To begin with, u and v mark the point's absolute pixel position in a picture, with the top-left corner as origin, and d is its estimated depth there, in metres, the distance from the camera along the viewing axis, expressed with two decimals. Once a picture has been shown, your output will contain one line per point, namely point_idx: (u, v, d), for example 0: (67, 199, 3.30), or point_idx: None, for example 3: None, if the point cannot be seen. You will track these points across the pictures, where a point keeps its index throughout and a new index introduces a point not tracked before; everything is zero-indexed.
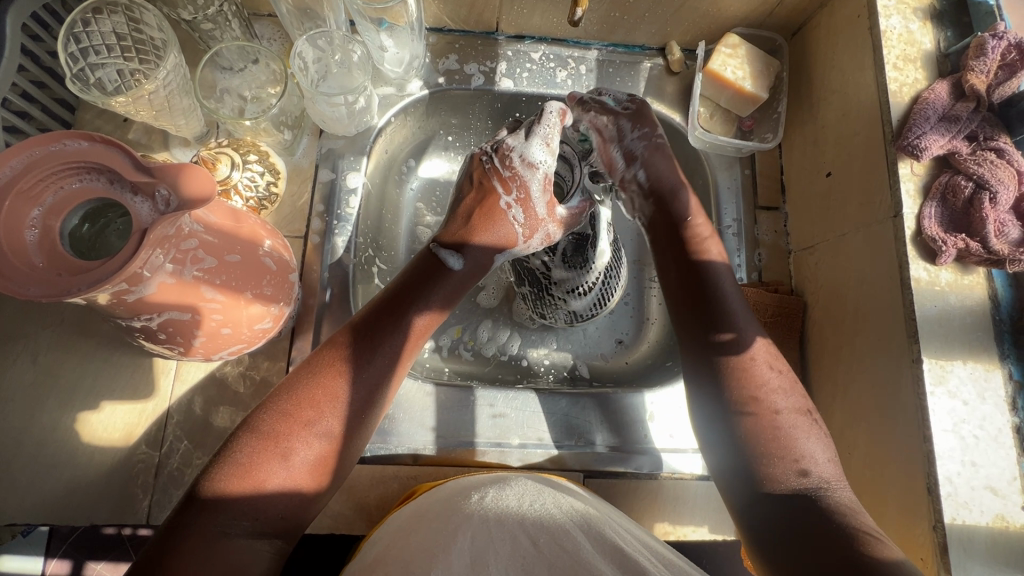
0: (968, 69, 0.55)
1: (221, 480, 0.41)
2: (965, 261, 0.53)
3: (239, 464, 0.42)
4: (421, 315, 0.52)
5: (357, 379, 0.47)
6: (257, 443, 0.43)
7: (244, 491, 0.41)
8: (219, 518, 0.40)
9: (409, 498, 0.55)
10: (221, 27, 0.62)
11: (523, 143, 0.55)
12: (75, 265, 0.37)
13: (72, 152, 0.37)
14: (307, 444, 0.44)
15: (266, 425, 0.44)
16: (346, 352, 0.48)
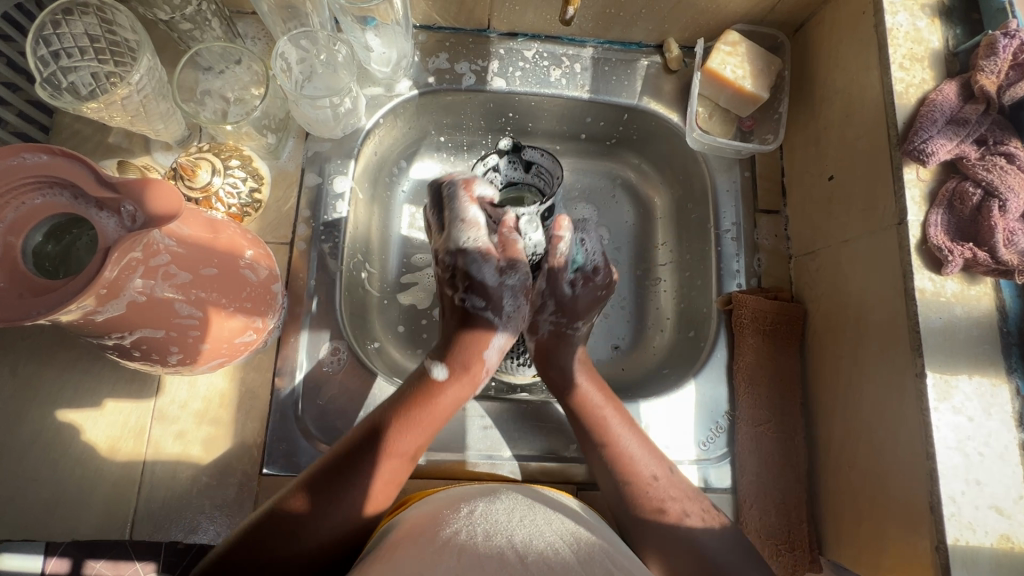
0: (978, 69, 0.52)
1: (287, 506, 0.47)
2: (971, 271, 0.51)
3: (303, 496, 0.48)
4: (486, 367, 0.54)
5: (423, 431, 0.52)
6: (321, 479, 0.48)
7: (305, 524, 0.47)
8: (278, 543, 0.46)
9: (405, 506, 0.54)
10: (201, 27, 0.60)
11: (453, 221, 0.52)
12: (38, 284, 0.35)
13: (31, 166, 0.35)
14: (359, 489, 0.49)
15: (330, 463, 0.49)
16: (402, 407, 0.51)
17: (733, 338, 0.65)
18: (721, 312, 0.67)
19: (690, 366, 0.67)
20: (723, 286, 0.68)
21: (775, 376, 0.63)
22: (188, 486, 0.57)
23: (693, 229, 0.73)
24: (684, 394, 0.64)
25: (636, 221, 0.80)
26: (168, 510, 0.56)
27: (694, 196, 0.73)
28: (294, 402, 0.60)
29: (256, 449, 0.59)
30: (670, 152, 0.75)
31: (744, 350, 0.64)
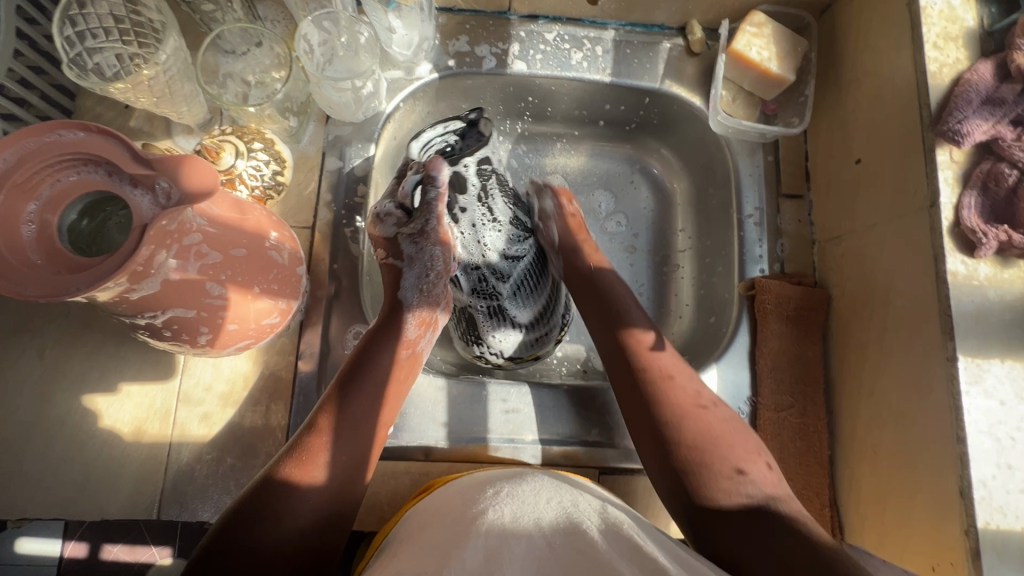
0: (1015, 47, 0.51)
1: (307, 457, 0.46)
2: (1005, 254, 0.50)
3: (314, 445, 0.47)
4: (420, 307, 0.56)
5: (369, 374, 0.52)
6: (325, 438, 0.47)
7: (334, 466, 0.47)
8: (310, 494, 0.45)
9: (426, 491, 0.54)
10: (223, 9, 0.60)
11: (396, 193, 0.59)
12: (75, 262, 0.35)
13: (68, 142, 0.35)
14: (369, 423, 0.50)
15: (331, 412, 0.49)
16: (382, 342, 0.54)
17: (756, 323, 0.65)
18: (743, 297, 0.66)
19: (712, 351, 0.67)
20: (746, 271, 0.67)
21: (798, 362, 0.63)
22: (213, 468, 0.58)
23: (714, 215, 0.73)
24: (706, 380, 0.64)
25: (656, 208, 0.79)
26: (196, 489, 0.57)
27: (716, 180, 0.73)
28: (317, 385, 0.60)
29: (280, 432, 0.59)
30: (692, 137, 0.74)
31: (767, 335, 0.64)
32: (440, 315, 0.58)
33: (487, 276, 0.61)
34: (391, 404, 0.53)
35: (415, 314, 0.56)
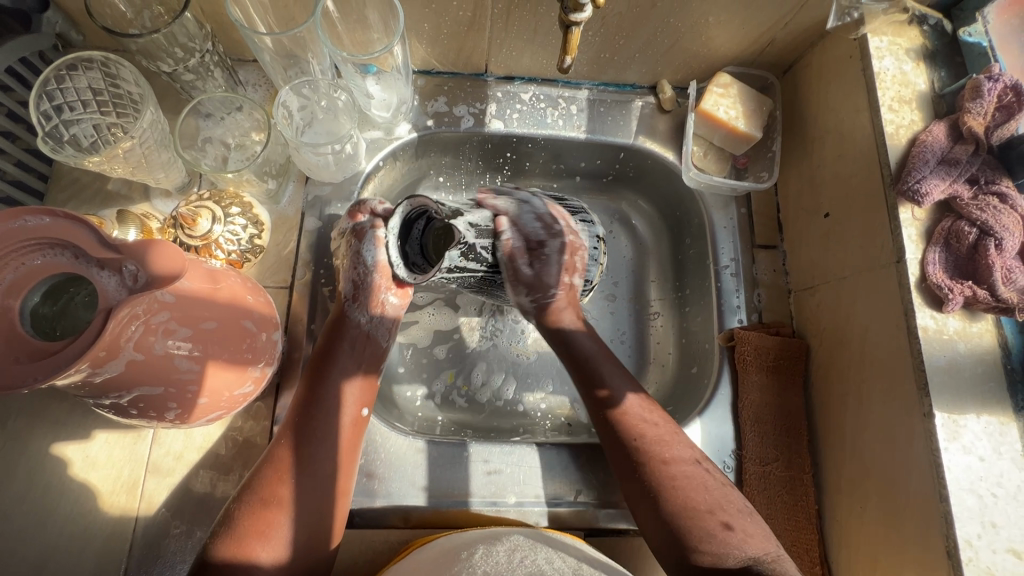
0: (965, 110, 0.54)
1: (247, 527, 0.48)
2: (972, 308, 0.51)
3: (254, 515, 0.49)
4: (350, 381, 0.56)
5: (310, 449, 0.52)
6: (277, 513, 0.49)
7: (275, 531, 0.49)
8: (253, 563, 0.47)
9: (410, 549, 0.53)
10: (204, 78, 0.61)
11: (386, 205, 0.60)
12: (37, 348, 0.34)
13: (33, 227, 0.35)
14: (318, 479, 0.52)
15: (273, 475, 0.51)
16: (320, 393, 0.55)
17: (736, 374, 0.65)
18: (723, 348, 0.66)
19: (696, 404, 0.67)
20: (725, 322, 0.68)
21: (780, 413, 0.63)
22: (183, 542, 0.56)
23: (692, 265, 0.74)
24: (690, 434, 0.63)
25: (635, 256, 0.80)
26: (163, 567, 0.55)
27: (692, 231, 0.74)
28: None
29: None
30: (667, 189, 0.76)
31: (749, 387, 0.63)
32: (389, 301, 0.59)
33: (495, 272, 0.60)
34: (345, 465, 0.54)
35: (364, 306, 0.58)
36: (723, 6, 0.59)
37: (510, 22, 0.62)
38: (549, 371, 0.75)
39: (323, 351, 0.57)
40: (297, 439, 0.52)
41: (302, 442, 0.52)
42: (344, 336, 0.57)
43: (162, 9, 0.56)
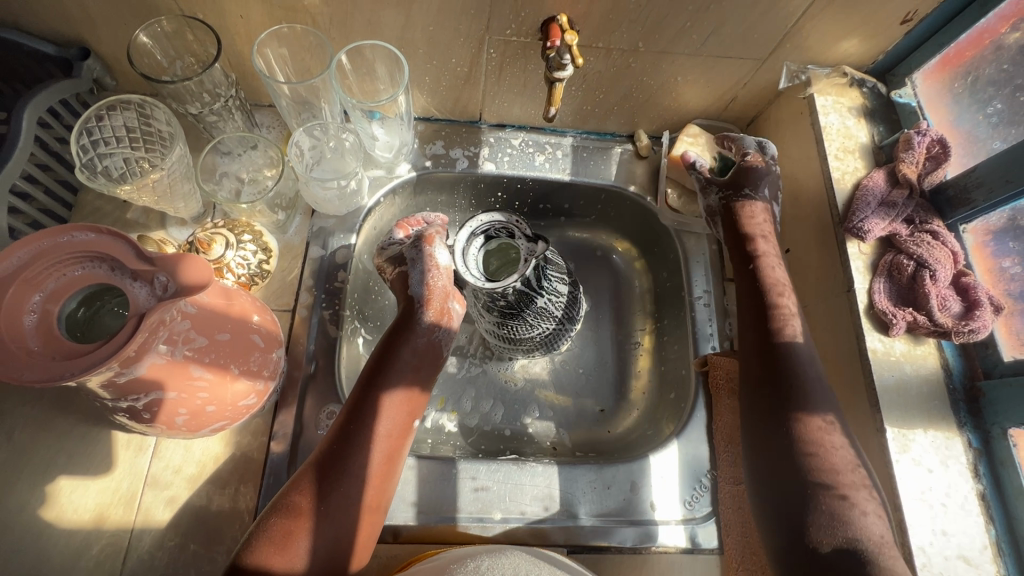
0: (899, 160, 0.61)
1: (282, 535, 0.48)
2: (915, 332, 0.56)
3: (291, 525, 0.49)
4: (391, 393, 0.56)
5: (346, 460, 0.52)
6: (302, 521, 0.49)
7: (308, 546, 0.49)
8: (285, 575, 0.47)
9: (411, 564, 0.55)
10: (225, 119, 0.68)
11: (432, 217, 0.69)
12: (70, 349, 0.38)
13: (78, 242, 0.39)
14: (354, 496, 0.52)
15: (313, 483, 0.51)
16: (374, 408, 0.55)
17: (710, 399, 0.70)
18: (697, 373, 0.71)
19: (674, 426, 0.71)
20: (699, 348, 0.73)
21: None
22: (175, 555, 0.57)
23: (669, 296, 0.80)
24: (667, 455, 0.67)
25: (617, 290, 0.86)
26: None
27: (668, 265, 0.80)
28: (288, 465, 0.61)
29: (248, 514, 0.59)
30: (645, 227, 0.83)
31: (722, 410, 0.68)
32: (454, 308, 0.63)
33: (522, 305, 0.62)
34: (377, 477, 0.53)
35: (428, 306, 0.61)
36: (689, 68, 0.68)
37: (502, 77, 0.70)
38: (536, 397, 0.79)
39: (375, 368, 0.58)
40: (341, 452, 0.53)
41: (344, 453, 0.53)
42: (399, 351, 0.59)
43: (193, 60, 0.64)
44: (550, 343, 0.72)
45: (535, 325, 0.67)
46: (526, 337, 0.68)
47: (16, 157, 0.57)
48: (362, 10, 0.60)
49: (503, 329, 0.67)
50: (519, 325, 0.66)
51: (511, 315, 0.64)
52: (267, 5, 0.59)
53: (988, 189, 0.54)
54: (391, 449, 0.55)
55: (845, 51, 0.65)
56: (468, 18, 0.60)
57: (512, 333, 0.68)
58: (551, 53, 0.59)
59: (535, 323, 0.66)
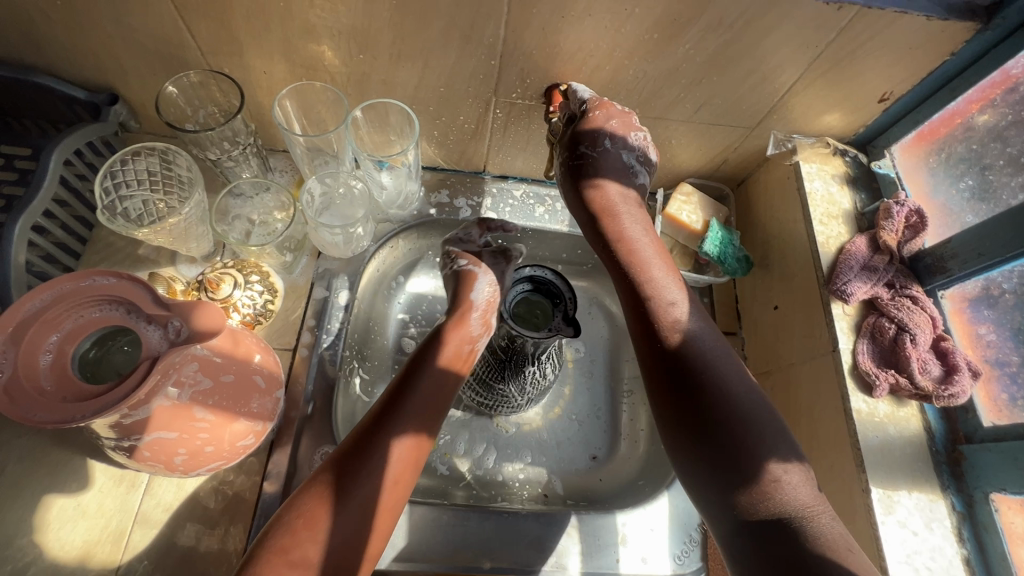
0: (880, 227, 0.65)
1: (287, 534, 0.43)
2: (898, 394, 0.58)
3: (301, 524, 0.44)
4: (415, 403, 0.52)
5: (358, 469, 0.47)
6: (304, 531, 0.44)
7: (313, 540, 0.43)
8: (287, 575, 0.41)
9: None
10: (242, 165, 0.71)
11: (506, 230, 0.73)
12: (81, 389, 0.39)
13: (99, 286, 0.41)
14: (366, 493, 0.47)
15: (319, 494, 0.46)
16: (403, 406, 0.51)
17: None
18: None
19: (665, 477, 0.72)
20: None
21: None
22: None
23: None
24: (657, 506, 0.68)
25: (611, 338, 0.88)
26: None
27: None
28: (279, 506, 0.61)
29: (236, 556, 0.59)
30: None
31: None
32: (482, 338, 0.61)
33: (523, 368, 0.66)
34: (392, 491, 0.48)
35: (479, 317, 0.61)
36: (682, 132, 0.73)
37: (507, 134, 0.74)
38: (528, 443, 0.79)
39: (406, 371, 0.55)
40: (359, 452, 0.48)
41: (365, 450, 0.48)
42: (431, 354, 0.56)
43: (216, 110, 0.68)
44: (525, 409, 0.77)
45: (512, 395, 0.70)
46: (503, 403, 0.73)
47: (41, 196, 0.60)
48: (379, 71, 0.64)
49: (488, 393, 0.72)
50: (502, 390, 0.70)
51: (501, 376, 0.68)
52: (290, 64, 0.63)
53: (962, 260, 0.57)
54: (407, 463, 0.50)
55: (828, 124, 0.70)
56: (477, 82, 0.65)
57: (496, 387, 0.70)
58: (552, 118, 0.67)
59: (512, 394, 0.70)
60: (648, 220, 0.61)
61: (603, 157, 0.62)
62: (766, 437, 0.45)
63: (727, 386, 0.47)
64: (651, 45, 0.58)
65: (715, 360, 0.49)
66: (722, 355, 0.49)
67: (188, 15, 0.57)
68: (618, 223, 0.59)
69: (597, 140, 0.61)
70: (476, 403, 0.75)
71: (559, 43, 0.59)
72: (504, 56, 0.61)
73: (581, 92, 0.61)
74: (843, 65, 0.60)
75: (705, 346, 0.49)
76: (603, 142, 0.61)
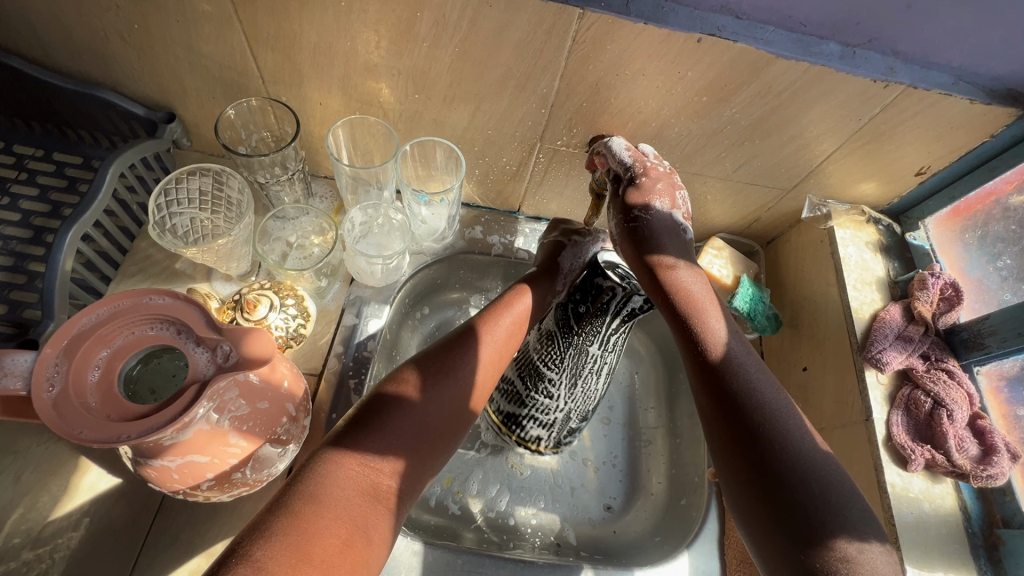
0: (914, 297, 0.65)
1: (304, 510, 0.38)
2: (934, 470, 0.58)
3: (333, 476, 0.41)
4: (455, 382, 0.50)
5: (387, 436, 0.45)
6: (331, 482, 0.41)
7: (337, 529, 0.38)
8: (307, 523, 0.38)
9: None
10: (287, 189, 0.73)
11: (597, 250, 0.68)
12: (126, 407, 0.39)
13: (153, 304, 0.42)
14: (388, 478, 0.43)
15: (348, 445, 0.43)
16: (446, 380, 0.50)
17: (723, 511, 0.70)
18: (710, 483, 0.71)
19: (685, 536, 0.70)
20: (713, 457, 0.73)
21: None
22: None
23: (684, 398, 0.82)
24: (677, 567, 0.67)
25: (630, 385, 0.87)
26: None
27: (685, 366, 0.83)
28: None
29: None
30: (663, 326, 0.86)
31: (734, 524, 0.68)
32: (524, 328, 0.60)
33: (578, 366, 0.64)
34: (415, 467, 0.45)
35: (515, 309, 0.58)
36: (719, 190, 0.74)
37: (546, 177, 0.76)
38: (542, 487, 0.77)
39: (431, 357, 0.51)
40: (390, 411, 0.46)
41: (389, 431, 0.45)
42: (463, 344, 0.53)
43: (268, 135, 0.70)
44: (559, 430, 0.71)
45: (558, 384, 0.65)
46: (544, 404, 0.67)
47: (93, 207, 0.62)
48: (431, 111, 0.66)
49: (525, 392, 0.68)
50: (546, 381, 0.65)
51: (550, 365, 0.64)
52: (346, 98, 0.66)
53: (1000, 338, 0.57)
54: (432, 446, 0.47)
55: (863, 191, 0.71)
56: (524, 127, 0.67)
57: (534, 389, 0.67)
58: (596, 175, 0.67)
59: (559, 381, 0.65)
60: (699, 269, 0.56)
61: (655, 220, 0.58)
62: (834, 500, 0.42)
63: (788, 438, 0.45)
64: (699, 106, 0.60)
65: (776, 415, 0.46)
66: (782, 400, 0.48)
67: (257, 46, 0.60)
68: (676, 276, 0.54)
69: (648, 203, 0.58)
70: (501, 413, 0.72)
71: (610, 98, 0.61)
72: (555, 105, 0.62)
73: (620, 154, 0.61)
74: (883, 138, 0.62)
75: (763, 396, 0.47)
76: (655, 201, 0.58)
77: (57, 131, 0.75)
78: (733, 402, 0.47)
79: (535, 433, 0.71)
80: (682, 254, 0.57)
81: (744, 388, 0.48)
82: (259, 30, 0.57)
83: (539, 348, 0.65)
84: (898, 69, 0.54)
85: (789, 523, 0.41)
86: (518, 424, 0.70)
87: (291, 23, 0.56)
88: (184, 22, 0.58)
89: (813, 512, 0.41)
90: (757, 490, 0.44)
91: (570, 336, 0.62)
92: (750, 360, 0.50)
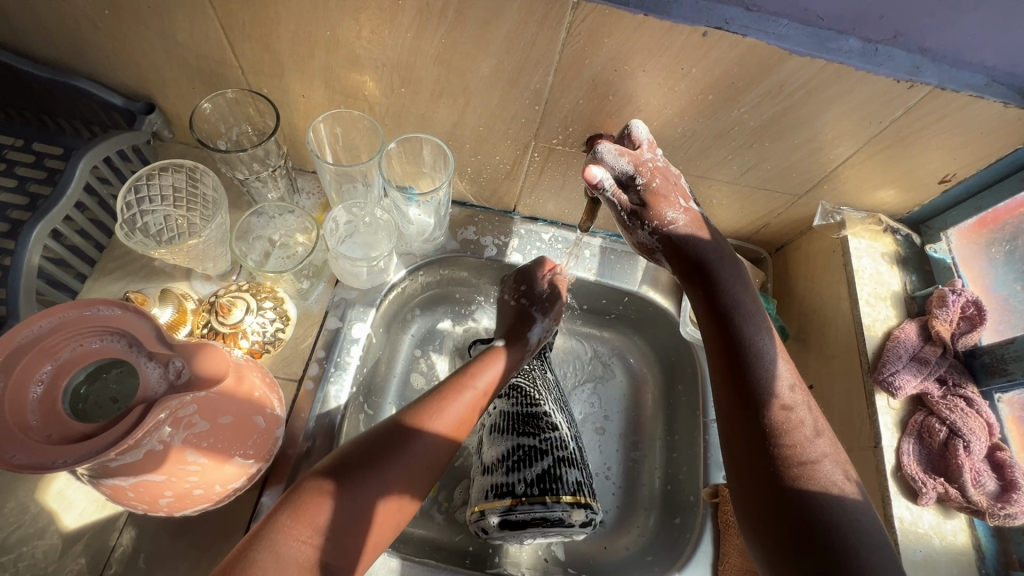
0: (933, 314, 0.60)
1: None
2: (946, 504, 0.54)
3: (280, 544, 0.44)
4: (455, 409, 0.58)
5: (341, 504, 0.48)
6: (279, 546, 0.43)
7: None
8: None
9: None
10: (269, 185, 0.70)
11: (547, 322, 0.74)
12: (68, 426, 0.36)
13: (102, 316, 0.39)
14: (317, 557, 0.45)
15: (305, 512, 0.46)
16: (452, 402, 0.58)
17: (719, 534, 0.66)
18: (707, 503, 0.68)
19: (676, 558, 0.67)
20: (711, 476, 0.70)
21: None
22: None
23: (683, 411, 0.78)
24: None
25: (627, 392, 0.84)
26: None
27: (684, 378, 0.79)
28: None
29: None
30: (663, 335, 0.82)
31: (730, 550, 0.63)
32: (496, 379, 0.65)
33: (548, 400, 0.72)
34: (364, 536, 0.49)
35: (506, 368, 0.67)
36: (725, 193, 0.69)
37: (542, 177, 0.72)
38: None
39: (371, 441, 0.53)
40: (352, 474, 0.50)
41: (343, 501, 0.48)
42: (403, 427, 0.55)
43: (249, 128, 0.67)
44: (585, 466, 0.67)
45: (554, 410, 0.71)
46: (558, 437, 0.67)
47: (63, 202, 0.59)
48: (419, 105, 0.62)
49: (523, 450, 0.64)
50: (542, 416, 0.68)
51: (535, 401, 0.70)
52: (330, 90, 0.62)
53: None
54: (393, 510, 0.51)
55: (881, 199, 0.66)
56: (518, 124, 0.63)
57: (534, 437, 0.65)
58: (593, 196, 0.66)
59: (553, 410, 0.71)
60: (743, 269, 0.60)
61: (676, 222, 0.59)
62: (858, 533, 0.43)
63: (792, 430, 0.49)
64: (704, 106, 0.56)
65: (793, 424, 0.49)
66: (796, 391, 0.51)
67: (233, 35, 0.56)
68: (721, 280, 0.57)
69: (673, 206, 0.60)
70: (533, 485, 0.61)
71: (609, 95, 0.56)
72: (549, 102, 0.58)
73: (618, 164, 0.57)
74: (906, 142, 0.57)
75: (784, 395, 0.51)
76: (678, 202, 0.60)
77: (35, 120, 0.72)
78: (755, 411, 0.50)
79: (576, 477, 0.64)
80: (718, 250, 0.59)
81: (766, 383, 0.51)
82: (234, 18, 0.54)
83: (515, 404, 0.69)
84: (924, 68, 0.49)
85: (807, 549, 0.44)
86: (551, 474, 0.62)
87: (267, 11, 0.52)
88: (156, 11, 0.55)
89: (837, 548, 0.43)
90: (777, 509, 0.46)
91: (526, 375, 0.74)
92: (782, 365, 0.52)
